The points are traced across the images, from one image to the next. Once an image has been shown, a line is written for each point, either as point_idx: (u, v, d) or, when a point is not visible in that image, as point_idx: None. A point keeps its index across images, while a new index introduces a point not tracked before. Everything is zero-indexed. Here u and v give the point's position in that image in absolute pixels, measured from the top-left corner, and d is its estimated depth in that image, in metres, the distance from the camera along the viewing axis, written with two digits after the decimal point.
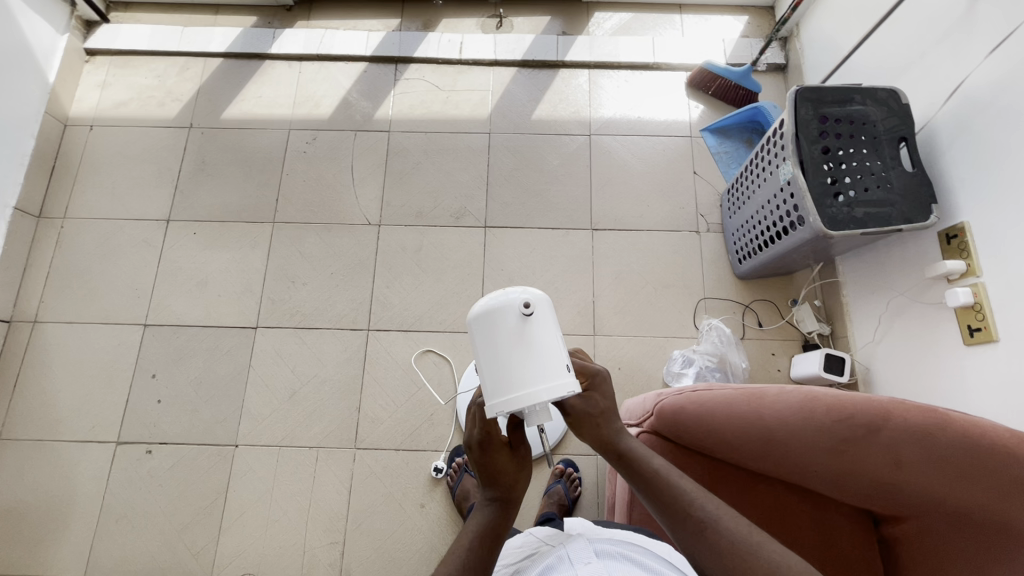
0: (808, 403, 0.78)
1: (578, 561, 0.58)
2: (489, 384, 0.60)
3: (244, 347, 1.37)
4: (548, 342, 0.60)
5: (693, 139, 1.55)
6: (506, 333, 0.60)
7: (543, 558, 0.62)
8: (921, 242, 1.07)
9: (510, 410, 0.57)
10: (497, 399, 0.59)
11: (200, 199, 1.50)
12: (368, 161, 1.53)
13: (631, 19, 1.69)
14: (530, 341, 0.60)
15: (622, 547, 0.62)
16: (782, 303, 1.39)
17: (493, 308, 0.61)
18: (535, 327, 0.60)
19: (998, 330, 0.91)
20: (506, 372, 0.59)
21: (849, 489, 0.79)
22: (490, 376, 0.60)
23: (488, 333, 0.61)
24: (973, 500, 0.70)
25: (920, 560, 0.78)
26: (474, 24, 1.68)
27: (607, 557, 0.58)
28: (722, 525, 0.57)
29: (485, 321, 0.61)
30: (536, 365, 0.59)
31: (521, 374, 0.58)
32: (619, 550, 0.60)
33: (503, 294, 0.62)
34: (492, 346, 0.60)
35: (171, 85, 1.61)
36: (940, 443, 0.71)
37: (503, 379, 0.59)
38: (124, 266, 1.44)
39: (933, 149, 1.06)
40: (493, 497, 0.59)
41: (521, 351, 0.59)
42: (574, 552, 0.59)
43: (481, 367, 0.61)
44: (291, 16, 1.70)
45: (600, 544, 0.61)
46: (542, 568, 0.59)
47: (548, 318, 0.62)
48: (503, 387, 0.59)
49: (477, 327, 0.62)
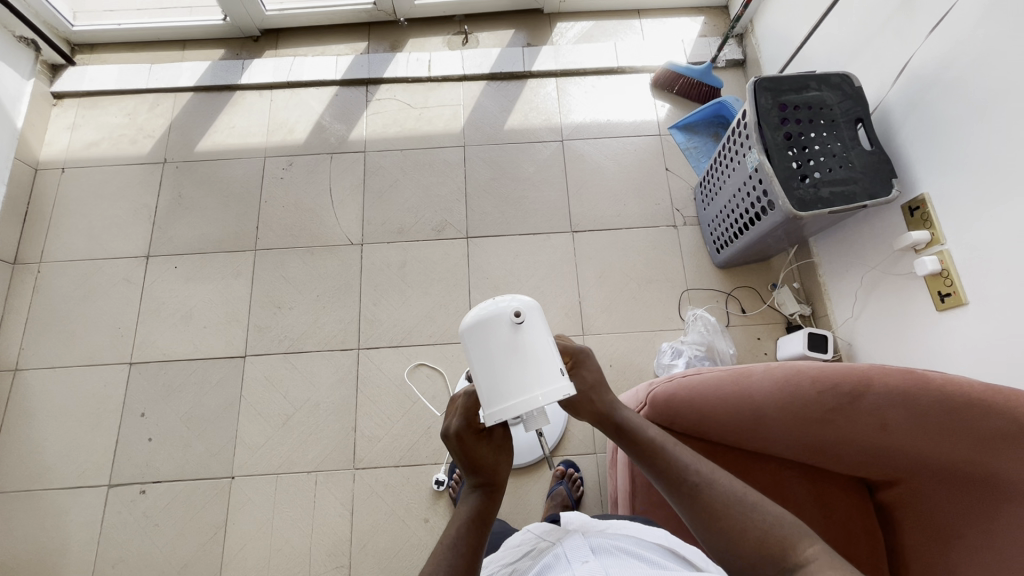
0: (792, 377, 0.81)
1: (576, 560, 0.57)
2: (486, 393, 0.60)
3: (234, 377, 1.36)
4: (541, 347, 0.61)
5: (662, 137, 1.59)
6: (499, 341, 0.61)
7: (540, 560, 0.61)
8: (886, 218, 1.11)
9: (507, 416, 0.57)
10: (494, 407, 0.59)
11: (179, 232, 1.49)
12: (347, 182, 1.54)
13: (593, 27, 1.74)
14: (523, 348, 0.60)
15: (619, 540, 0.61)
16: (762, 288, 1.42)
17: (484, 318, 0.62)
18: (528, 334, 0.61)
19: (966, 293, 0.95)
20: (502, 379, 0.59)
21: (841, 456, 0.82)
22: (485, 385, 0.60)
23: (481, 342, 0.61)
24: (958, 454, 0.72)
25: (918, 519, 0.81)
26: (441, 41, 1.72)
27: (605, 552, 0.58)
28: (717, 488, 0.59)
29: (478, 331, 0.62)
30: (531, 370, 0.59)
31: (517, 381, 0.59)
32: (615, 544, 0.60)
33: (494, 304, 0.63)
34: (486, 355, 0.61)
35: (143, 122, 1.61)
36: (920, 402, 0.73)
37: (499, 387, 0.59)
38: (105, 306, 1.42)
39: (888, 127, 1.10)
40: (476, 479, 0.60)
41: (516, 358, 0.60)
42: (571, 551, 0.59)
43: (476, 377, 0.61)
44: (259, 46, 1.71)
45: (596, 540, 0.61)
46: (540, 569, 0.59)
47: (539, 325, 0.63)
48: (500, 395, 0.59)
49: (471, 338, 0.62)
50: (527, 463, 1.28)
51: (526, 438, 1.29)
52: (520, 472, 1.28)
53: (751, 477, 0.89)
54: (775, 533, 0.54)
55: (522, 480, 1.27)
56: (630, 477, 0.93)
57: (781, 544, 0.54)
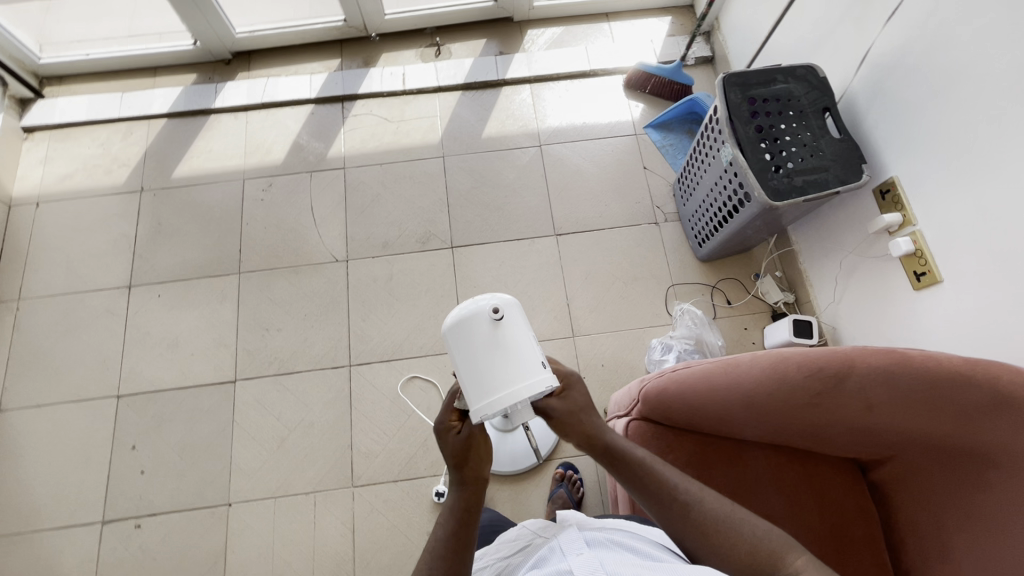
0: (778, 364, 0.82)
1: (571, 551, 0.58)
2: (471, 390, 0.62)
3: (225, 403, 1.34)
4: (521, 341, 0.63)
5: (638, 137, 1.61)
6: (480, 339, 0.62)
7: (535, 553, 0.62)
8: (860, 203, 1.14)
9: (494, 411, 0.59)
10: (480, 403, 0.61)
11: (161, 260, 1.48)
12: (328, 199, 1.54)
13: (563, 32, 1.76)
14: (504, 344, 0.62)
15: (613, 535, 0.63)
16: (746, 279, 1.45)
17: (465, 317, 0.64)
18: (508, 329, 0.63)
19: (941, 271, 0.97)
20: (486, 375, 0.61)
21: (831, 438, 0.83)
22: (470, 382, 0.62)
23: (463, 340, 0.63)
24: (942, 428, 0.74)
25: (911, 492, 0.84)
26: (414, 54, 1.72)
27: (600, 546, 0.59)
28: (706, 506, 0.61)
29: (459, 328, 0.64)
30: (514, 364, 0.61)
31: (500, 376, 0.61)
32: (610, 538, 0.61)
33: (473, 303, 0.65)
34: (469, 352, 0.62)
35: (117, 152, 1.59)
36: (902, 380, 0.75)
37: (484, 383, 0.61)
38: (88, 340, 1.40)
39: (854, 115, 1.13)
40: (458, 476, 0.61)
41: (498, 353, 0.61)
42: (567, 543, 0.60)
43: (461, 376, 0.63)
44: (231, 69, 1.71)
45: (591, 533, 0.62)
46: (536, 561, 0.60)
47: (518, 319, 0.64)
48: (486, 390, 0.61)
49: (453, 337, 0.64)
50: (525, 468, 1.27)
51: (523, 443, 1.29)
52: (519, 478, 1.28)
53: (747, 465, 0.91)
54: (764, 549, 0.56)
55: (522, 485, 1.27)
56: None
57: (771, 557, 0.56)
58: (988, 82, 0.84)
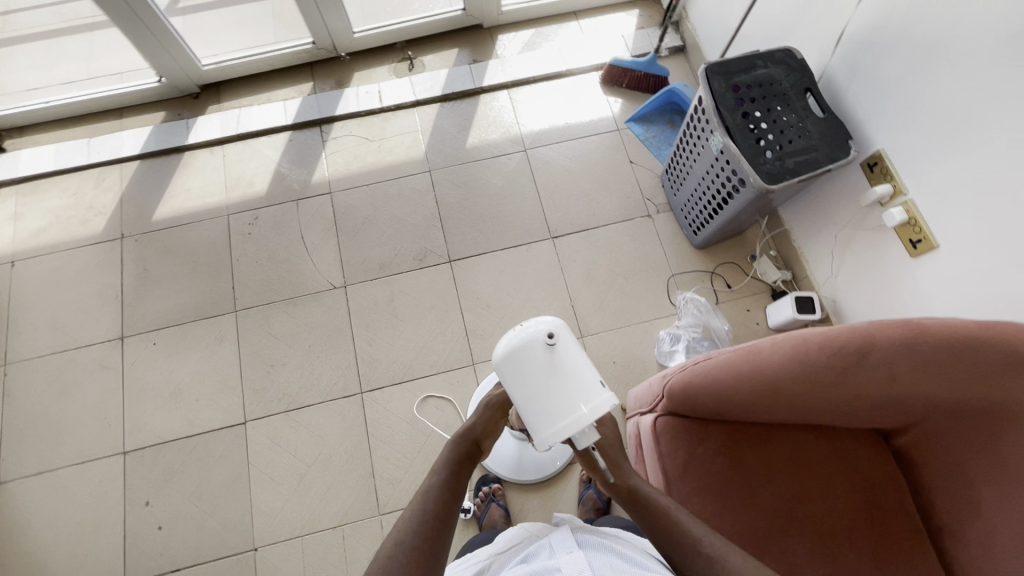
0: (799, 346, 0.83)
1: (561, 551, 0.68)
2: (536, 416, 0.66)
3: (237, 445, 1.31)
4: (578, 364, 0.67)
5: (621, 132, 1.62)
6: (540, 366, 0.66)
7: (528, 549, 0.72)
8: (849, 178, 1.17)
9: (566, 435, 0.63)
10: (549, 429, 0.65)
11: (151, 307, 1.43)
12: (318, 227, 1.51)
13: (534, 34, 1.75)
14: (563, 368, 0.66)
15: (601, 540, 0.71)
16: (743, 261, 1.47)
17: (520, 346, 0.67)
18: (562, 353, 0.67)
19: (936, 237, 1.00)
20: (550, 402, 0.65)
21: (857, 411, 0.86)
22: (534, 408, 0.66)
23: (522, 369, 0.66)
24: (966, 390, 0.77)
25: (936, 456, 0.87)
26: (387, 70, 1.70)
27: (588, 548, 0.69)
28: (726, 562, 0.63)
29: (515, 356, 0.67)
30: (576, 387, 0.65)
31: (566, 401, 0.64)
32: (598, 541, 0.71)
33: (524, 331, 0.68)
34: (529, 379, 0.66)
35: (91, 200, 1.53)
36: (922, 348, 0.77)
37: (550, 409, 0.65)
38: (84, 398, 1.35)
39: (835, 92, 1.16)
40: (457, 436, 0.75)
41: (560, 379, 0.65)
42: (557, 542, 0.70)
43: (525, 403, 0.66)
44: (201, 103, 1.66)
45: (581, 537, 0.71)
46: (529, 555, 0.70)
47: (571, 342, 0.68)
48: (552, 416, 0.64)
49: (510, 366, 0.67)
50: (552, 473, 1.27)
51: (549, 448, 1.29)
52: (546, 484, 1.28)
53: (775, 446, 0.93)
54: None
55: (550, 491, 1.27)
56: (661, 469, 0.94)
57: None
58: (966, 48, 0.87)
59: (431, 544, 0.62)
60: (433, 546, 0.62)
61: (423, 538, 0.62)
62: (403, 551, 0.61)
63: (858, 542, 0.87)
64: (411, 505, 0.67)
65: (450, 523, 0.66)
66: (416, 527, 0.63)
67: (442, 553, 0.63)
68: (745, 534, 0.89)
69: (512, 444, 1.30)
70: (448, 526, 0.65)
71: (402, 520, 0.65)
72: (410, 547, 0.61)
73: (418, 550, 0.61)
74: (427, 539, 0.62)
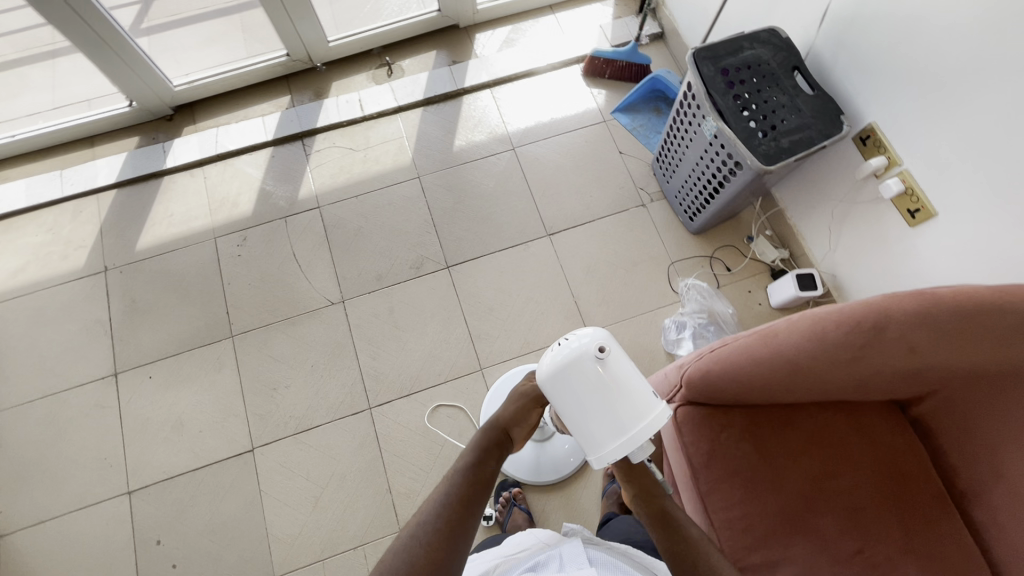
0: (817, 324, 0.83)
1: (572, 565, 0.67)
2: (594, 433, 0.67)
3: (247, 474, 1.27)
4: (629, 378, 0.67)
5: (608, 123, 1.62)
6: (593, 382, 0.66)
7: (537, 557, 0.72)
8: (842, 153, 1.18)
9: (626, 452, 0.65)
10: (607, 446, 0.66)
11: (144, 339, 1.38)
12: (309, 243, 1.48)
13: (511, 30, 1.73)
14: (617, 384, 0.66)
15: (613, 556, 0.70)
16: (740, 243, 1.48)
17: (571, 363, 0.67)
18: (614, 367, 0.67)
19: (934, 205, 1.02)
20: (604, 419, 0.66)
21: (877, 385, 0.86)
22: (591, 425, 0.67)
23: (577, 386, 0.67)
24: (982, 355, 0.80)
25: (952, 424, 0.88)
26: (365, 78, 1.67)
27: (599, 564, 0.67)
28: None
29: (565, 372, 0.67)
30: (629, 403, 0.66)
31: (620, 418, 0.66)
32: (611, 559, 0.68)
33: (574, 346, 0.67)
34: (581, 396, 0.67)
35: (69, 234, 1.48)
36: (939, 318, 0.79)
37: (603, 426, 0.66)
38: (82, 439, 1.30)
39: (822, 69, 1.16)
40: (489, 425, 0.79)
41: (615, 395, 0.66)
42: (568, 554, 0.69)
43: (581, 420, 0.67)
44: (175, 125, 1.61)
45: (593, 552, 0.70)
46: (539, 565, 0.70)
47: (619, 354, 0.68)
48: (606, 433, 0.66)
49: (564, 384, 0.67)
50: (572, 471, 1.27)
51: (566, 446, 1.28)
52: (566, 484, 1.27)
53: (796, 427, 0.93)
54: None
55: (571, 490, 1.26)
56: (686, 459, 0.94)
57: None
58: (953, 15, 0.88)
59: (455, 519, 0.65)
60: (459, 523, 0.65)
61: (448, 516, 0.65)
62: (428, 528, 0.63)
63: (886, 515, 0.87)
64: (438, 487, 0.69)
65: (476, 503, 0.68)
66: (442, 506, 0.66)
67: (465, 529, 0.65)
68: (774, 516, 0.89)
69: (528, 446, 1.28)
70: (473, 505, 0.68)
71: (430, 500, 0.67)
72: (435, 525, 0.64)
73: (443, 526, 0.64)
74: (452, 516, 0.65)
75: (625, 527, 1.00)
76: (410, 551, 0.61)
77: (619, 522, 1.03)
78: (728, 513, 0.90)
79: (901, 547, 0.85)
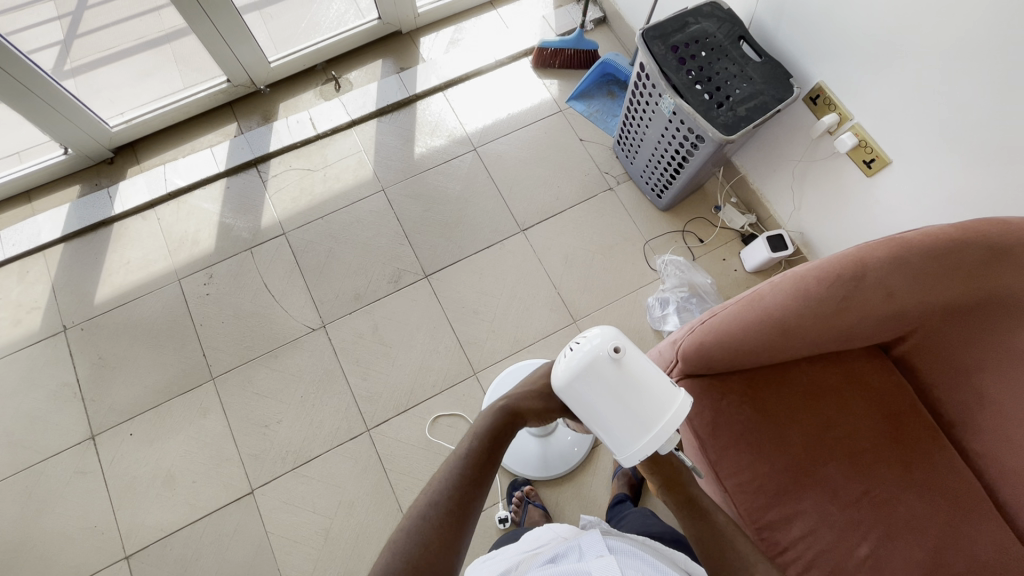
0: (799, 283, 0.86)
1: (591, 553, 0.59)
2: (618, 434, 0.68)
3: (251, 517, 1.23)
4: (645, 373, 0.68)
5: (564, 112, 1.62)
6: (612, 383, 0.67)
7: (555, 549, 0.64)
8: (794, 115, 1.21)
9: (652, 448, 0.67)
10: (633, 445, 0.67)
11: (119, 396, 1.32)
12: (279, 271, 1.43)
13: (455, 30, 1.71)
14: (635, 381, 0.68)
15: (635, 546, 0.62)
16: (709, 214, 1.51)
17: (588, 365, 0.67)
18: (630, 365, 0.68)
19: (887, 153, 1.07)
20: (628, 420, 0.67)
21: (861, 332, 0.89)
22: (615, 426, 0.68)
23: (597, 388, 0.68)
24: (954, 290, 0.85)
25: (932, 360, 0.93)
26: (313, 95, 1.63)
27: (621, 554, 0.59)
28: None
29: (584, 377, 0.68)
30: (652, 398, 0.68)
31: (645, 414, 0.67)
32: (633, 549, 0.60)
33: (588, 347, 0.68)
34: (603, 398, 0.68)
35: (18, 297, 1.39)
36: (910, 260, 0.83)
37: (630, 425, 0.67)
38: (66, 512, 1.22)
39: (766, 35, 1.20)
40: (499, 405, 0.72)
41: (634, 393, 0.67)
42: (587, 544, 0.61)
43: (604, 423, 0.68)
44: (118, 168, 1.53)
45: (613, 540, 0.62)
46: (555, 557, 0.62)
47: (633, 350, 0.69)
48: (633, 432, 0.67)
49: (583, 387, 0.68)
50: (580, 460, 1.27)
51: (570, 436, 1.29)
52: (576, 474, 1.27)
53: (793, 385, 0.94)
54: None
55: (581, 479, 1.27)
56: (693, 432, 0.95)
57: None
58: None
59: (448, 539, 0.61)
60: (472, 509, 0.64)
61: (457, 503, 0.64)
62: (439, 517, 0.62)
63: (888, 456, 0.90)
64: (445, 465, 0.67)
65: (485, 483, 0.67)
66: (450, 486, 0.65)
67: (477, 517, 0.64)
68: (783, 473, 0.91)
69: (533, 443, 1.28)
70: (480, 483, 0.66)
71: (437, 480, 0.66)
72: (446, 511, 0.63)
73: (454, 514, 0.63)
74: (462, 503, 0.64)
75: (642, 520, 1.00)
76: (422, 541, 0.60)
77: (636, 516, 1.02)
78: (739, 478, 0.92)
79: (904, 483, 0.88)
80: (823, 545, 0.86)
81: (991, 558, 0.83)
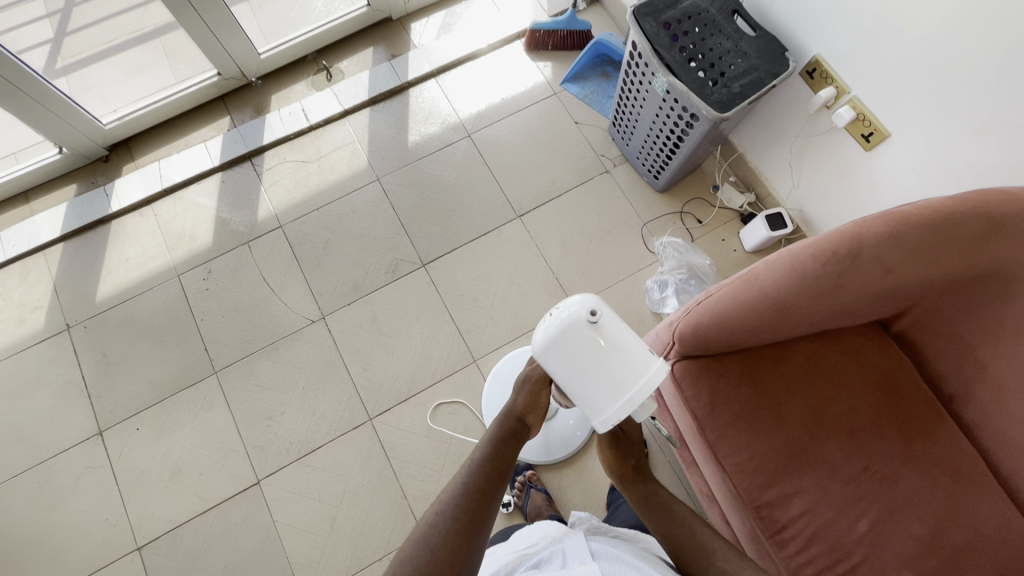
0: (796, 260, 0.85)
1: (575, 560, 0.60)
2: (592, 397, 0.69)
3: (257, 508, 1.25)
4: (622, 337, 0.68)
5: (559, 95, 1.60)
6: (588, 344, 0.68)
7: (541, 554, 0.66)
8: (791, 89, 1.19)
9: (626, 410, 0.67)
10: (607, 407, 0.68)
11: (124, 391, 1.33)
12: (278, 264, 1.43)
13: (446, 14, 1.69)
14: (611, 344, 0.68)
15: (619, 548, 0.63)
16: (707, 194, 1.49)
17: (564, 328, 0.68)
18: (607, 328, 0.68)
19: (886, 126, 1.05)
20: (603, 383, 0.68)
21: (860, 308, 0.88)
22: (591, 388, 0.68)
23: (573, 351, 0.68)
24: (953, 263, 0.84)
25: (931, 335, 0.92)
26: (304, 86, 1.61)
27: (605, 558, 0.60)
28: None
29: (561, 341, 0.69)
30: (627, 362, 0.68)
31: (620, 377, 0.67)
32: (616, 551, 0.62)
33: (564, 311, 0.69)
34: (578, 361, 0.68)
35: (21, 295, 1.40)
36: (907, 234, 0.82)
37: (605, 389, 0.68)
38: (78, 506, 1.25)
39: (761, 9, 1.17)
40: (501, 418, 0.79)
41: (610, 356, 0.67)
42: (571, 549, 0.63)
43: (580, 385, 0.69)
44: (113, 166, 1.54)
45: (597, 544, 0.63)
46: (541, 563, 0.64)
47: (612, 315, 0.69)
48: (609, 395, 0.68)
49: (559, 350, 0.69)
50: (581, 444, 1.28)
51: (570, 421, 1.29)
52: (577, 458, 1.28)
53: (791, 364, 0.94)
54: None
55: (583, 461, 1.28)
56: (691, 413, 0.95)
57: None
58: None
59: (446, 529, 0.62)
60: (477, 498, 0.67)
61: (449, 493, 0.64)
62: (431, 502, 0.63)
63: (888, 432, 0.90)
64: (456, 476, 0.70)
65: (495, 491, 0.69)
66: None
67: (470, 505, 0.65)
68: (782, 450, 0.90)
69: None
70: (492, 492, 0.69)
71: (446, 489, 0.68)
72: None
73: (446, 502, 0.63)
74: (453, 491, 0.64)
75: None
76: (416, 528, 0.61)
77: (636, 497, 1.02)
78: (738, 458, 0.91)
79: (903, 458, 0.88)
80: (821, 523, 0.87)
81: (992, 533, 0.83)
